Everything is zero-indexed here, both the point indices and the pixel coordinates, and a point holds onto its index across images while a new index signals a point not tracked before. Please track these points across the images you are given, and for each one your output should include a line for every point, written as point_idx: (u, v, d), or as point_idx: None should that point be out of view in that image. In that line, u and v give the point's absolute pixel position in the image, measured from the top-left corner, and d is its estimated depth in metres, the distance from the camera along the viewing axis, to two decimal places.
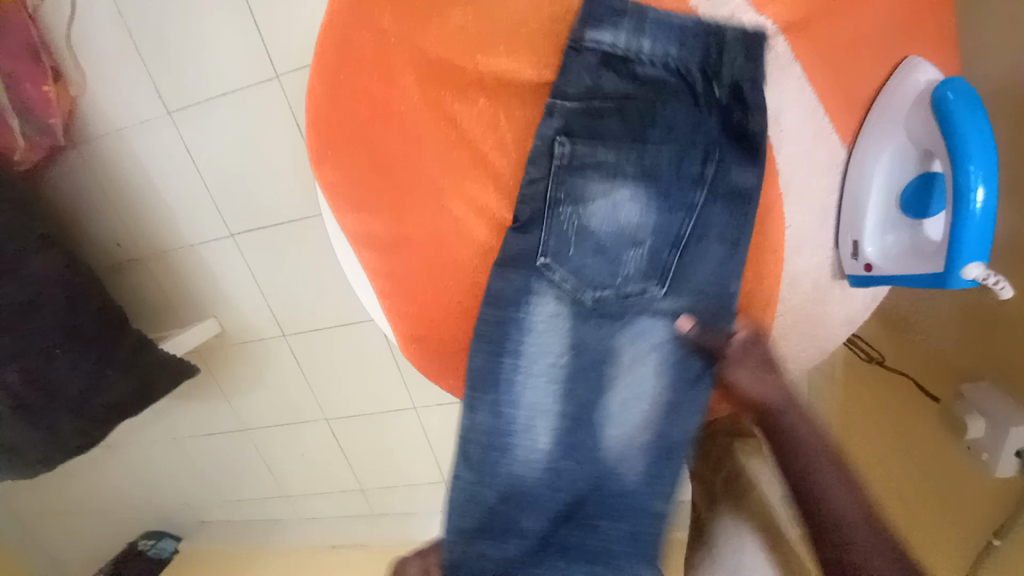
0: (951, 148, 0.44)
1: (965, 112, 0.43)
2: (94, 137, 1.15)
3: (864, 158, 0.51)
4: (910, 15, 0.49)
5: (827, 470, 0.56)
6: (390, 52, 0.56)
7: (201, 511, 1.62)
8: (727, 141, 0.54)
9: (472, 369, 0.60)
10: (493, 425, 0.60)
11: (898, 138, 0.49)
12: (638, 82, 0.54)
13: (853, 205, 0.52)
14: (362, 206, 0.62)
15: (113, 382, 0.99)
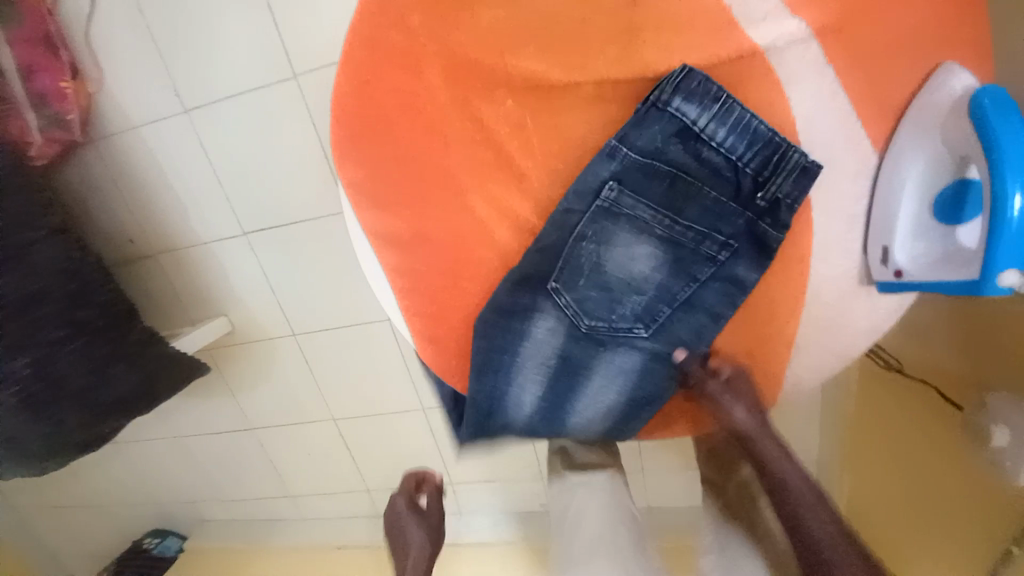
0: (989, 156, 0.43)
1: (1001, 120, 0.42)
2: (110, 133, 1.16)
3: (896, 168, 0.50)
4: (947, 19, 0.48)
5: (807, 492, 0.58)
6: (419, 51, 0.56)
7: (206, 509, 1.62)
8: (746, 239, 0.56)
9: (477, 352, 0.63)
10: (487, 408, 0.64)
11: (933, 145, 0.48)
12: (699, 162, 0.54)
13: (884, 212, 0.52)
14: (383, 205, 0.61)
15: (118, 375, 0.98)
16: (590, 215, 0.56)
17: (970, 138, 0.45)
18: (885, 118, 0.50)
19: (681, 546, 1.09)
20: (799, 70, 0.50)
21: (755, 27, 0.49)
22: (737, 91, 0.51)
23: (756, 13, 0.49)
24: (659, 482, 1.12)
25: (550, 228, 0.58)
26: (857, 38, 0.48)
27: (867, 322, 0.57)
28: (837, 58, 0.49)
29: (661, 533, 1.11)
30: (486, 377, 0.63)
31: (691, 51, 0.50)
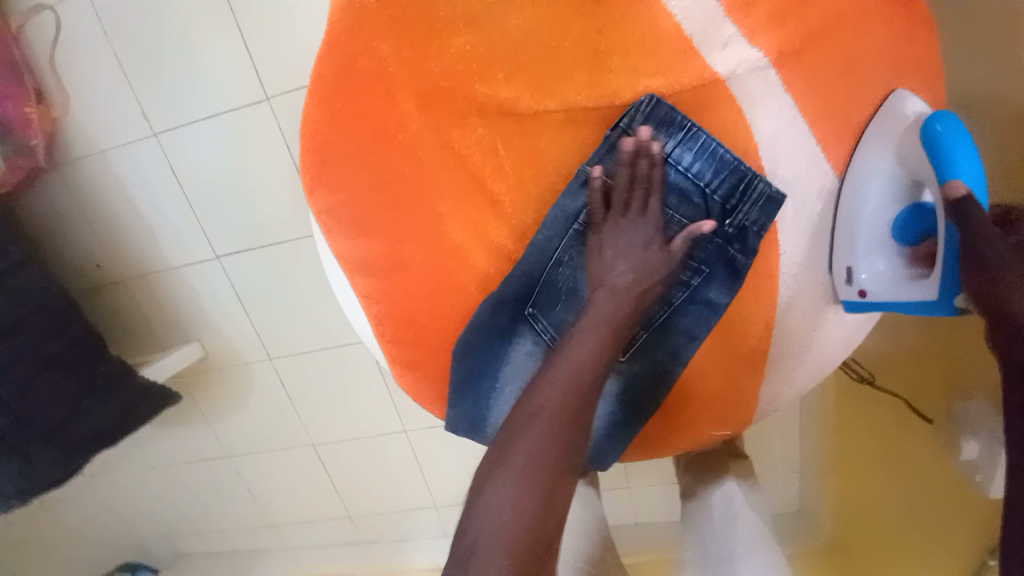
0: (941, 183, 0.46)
1: (954, 149, 0.45)
2: (77, 158, 1.12)
3: (860, 188, 0.52)
4: (887, 44, 0.51)
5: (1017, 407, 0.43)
6: (389, 80, 0.56)
7: (180, 542, 1.55)
8: (718, 264, 0.56)
9: (461, 348, 0.62)
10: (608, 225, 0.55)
11: (889, 164, 0.51)
12: (668, 187, 0.56)
13: (848, 231, 0.53)
14: (358, 234, 0.62)
15: (91, 411, 0.95)
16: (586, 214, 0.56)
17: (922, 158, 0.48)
18: (844, 140, 0.52)
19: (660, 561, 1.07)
20: (760, 95, 0.51)
21: (716, 54, 0.50)
22: (704, 115, 0.52)
23: (717, 42, 0.50)
24: (643, 497, 1.11)
25: (532, 244, 0.58)
26: (811, 67, 0.50)
27: (840, 335, 0.60)
28: (795, 83, 0.50)
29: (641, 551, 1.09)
30: (625, 189, 0.55)
31: (658, 76, 0.51)
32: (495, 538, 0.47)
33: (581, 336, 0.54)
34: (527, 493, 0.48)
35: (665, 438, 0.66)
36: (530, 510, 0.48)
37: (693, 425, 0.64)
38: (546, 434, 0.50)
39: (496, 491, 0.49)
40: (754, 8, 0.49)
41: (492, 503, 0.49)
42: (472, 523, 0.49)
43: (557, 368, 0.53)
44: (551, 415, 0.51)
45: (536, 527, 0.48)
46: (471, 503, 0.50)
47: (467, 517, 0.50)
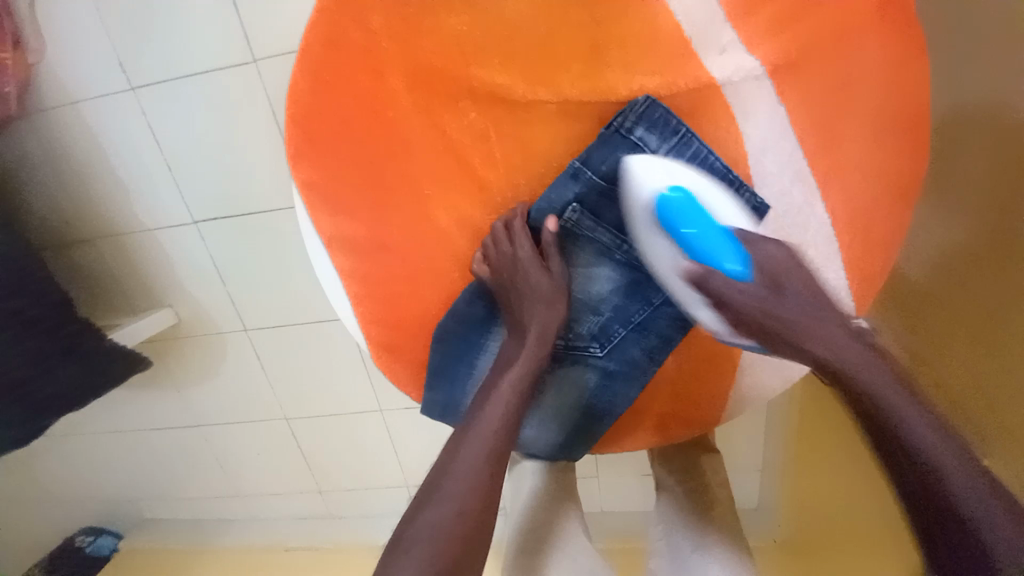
0: (709, 256, 0.51)
1: (699, 229, 0.51)
2: (49, 108, 1.07)
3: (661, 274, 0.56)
4: (898, 52, 0.49)
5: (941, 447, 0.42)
6: (380, 56, 0.53)
7: (144, 508, 1.54)
8: None
9: (440, 331, 0.62)
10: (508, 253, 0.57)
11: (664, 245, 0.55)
12: None
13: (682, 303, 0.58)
14: (342, 212, 0.58)
15: (61, 370, 0.93)
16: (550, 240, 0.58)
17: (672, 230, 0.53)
18: (836, 158, 0.52)
19: (631, 548, 1.09)
20: (755, 104, 0.51)
21: (713, 58, 0.50)
22: (697, 119, 0.53)
23: (715, 47, 0.50)
24: (612, 485, 1.14)
25: (493, 249, 0.58)
26: (806, 80, 0.50)
27: None
28: (788, 96, 0.50)
29: (611, 536, 1.13)
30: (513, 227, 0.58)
31: (655, 76, 0.51)
32: (438, 546, 0.49)
33: (505, 368, 0.58)
34: (468, 500, 0.51)
35: (638, 433, 0.67)
36: (470, 516, 0.50)
37: (665, 419, 0.66)
38: (487, 450, 0.53)
39: (442, 502, 0.51)
40: (755, 15, 0.49)
41: (436, 515, 0.50)
42: (415, 530, 0.50)
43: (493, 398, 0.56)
44: (494, 432, 0.54)
45: (477, 534, 0.50)
46: (420, 503, 0.52)
47: (411, 524, 0.51)
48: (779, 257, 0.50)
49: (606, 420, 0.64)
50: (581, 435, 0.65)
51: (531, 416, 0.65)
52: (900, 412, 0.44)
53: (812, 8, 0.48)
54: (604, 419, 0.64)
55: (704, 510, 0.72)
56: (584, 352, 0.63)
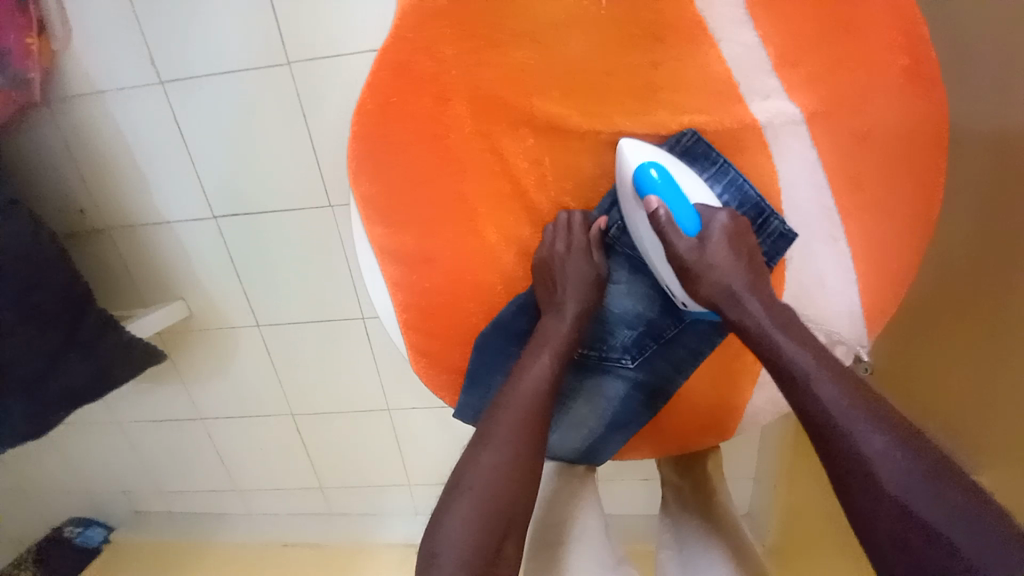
0: (678, 225, 0.56)
1: (669, 199, 0.56)
2: (72, 96, 1.07)
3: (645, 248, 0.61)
4: (924, 105, 0.54)
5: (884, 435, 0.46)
6: (447, 81, 0.57)
7: (137, 501, 1.52)
8: None
9: (482, 338, 0.65)
10: (551, 256, 0.61)
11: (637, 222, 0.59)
12: None
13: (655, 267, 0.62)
14: (393, 222, 0.61)
15: (70, 364, 0.92)
16: (596, 238, 0.62)
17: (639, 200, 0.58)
18: (859, 198, 0.57)
19: (647, 550, 1.18)
20: (790, 146, 0.56)
21: (757, 103, 0.55)
22: (736, 155, 0.58)
23: (760, 91, 0.55)
24: (616, 490, 1.18)
25: (549, 238, 0.61)
26: (838, 126, 0.55)
27: None
28: (821, 140, 0.55)
29: (629, 539, 1.19)
30: (564, 235, 0.61)
31: (701, 114, 0.56)
32: (483, 500, 0.52)
33: (530, 360, 0.60)
34: (510, 461, 0.54)
35: (658, 442, 0.71)
36: (499, 495, 0.53)
37: (682, 431, 0.70)
38: (515, 438, 0.56)
39: (479, 471, 0.54)
40: (799, 66, 0.53)
41: (474, 482, 0.54)
42: (462, 490, 0.53)
43: (516, 388, 0.58)
44: (521, 423, 0.56)
45: (516, 503, 0.54)
46: (453, 487, 0.55)
47: (454, 488, 0.54)
48: (727, 231, 0.56)
49: (630, 425, 0.69)
50: (606, 440, 0.69)
51: (560, 421, 0.69)
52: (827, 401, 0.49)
53: (850, 61, 0.53)
54: (629, 425, 0.69)
55: (710, 509, 0.76)
56: (614, 361, 0.68)
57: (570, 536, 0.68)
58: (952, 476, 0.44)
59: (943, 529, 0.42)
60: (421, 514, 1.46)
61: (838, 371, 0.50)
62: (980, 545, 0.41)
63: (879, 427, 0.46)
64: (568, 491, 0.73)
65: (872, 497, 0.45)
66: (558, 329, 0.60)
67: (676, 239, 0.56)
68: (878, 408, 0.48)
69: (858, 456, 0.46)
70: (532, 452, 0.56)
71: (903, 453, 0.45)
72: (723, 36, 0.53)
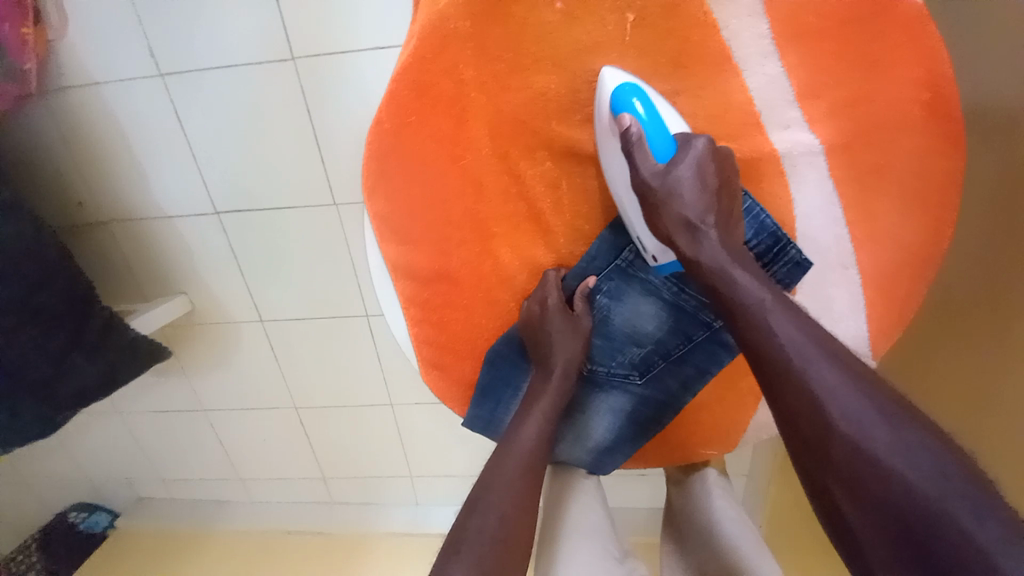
0: (649, 149, 0.54)
1: (646, 121, 0.54)
2: (70, 87, 1.04)
3: (614, 187, 0.59)
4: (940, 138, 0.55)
5: (891, 424, 0.42)
6: (467, 102, 0.57)
7: (140, 487, 1.54)
8: None
9: (494, 350, 0.68)
10: (541, 303, 0.63)
11: (608, 159, 0.58)
12: None
13: (624, 207, 0.60)
14: (409, 239, 0.61)
15: (79, 364, 0.92)
16: (581, 295, 0.65)
17: (610, 122, 0.56)
18: (869, 227, 0.58)
19: (651, 542, 1.21)
20: (806, 175, 0.58)
21: (777, 132, 0.57)
22: (753, 181, 0.59)
23: (780, 120, 0.56)
24: (616, 486, 1.22)
25: (529, 301, 0.65)
26: (852, 156, 0.56)
27: None
28: (836, 170, 0.57)
29: (635, 531, 1.21)
30: (553, 280, 0.64)
31: (722, 141, 0.58)
32: (487, 544, 0.54)
33: (529, 405, 0.64)
34: (516, 509, 0.57)
35: (662, 451, 0.73)
36: (502, 538, 0.55)
37: (687, 445, 0.72)
38: (517, 477, 0.59)
39: (487, 516, 0.56)
40: (820, 98, 0.55)
41: (479, 527, 0.55)
42: (463, 542, 0.55)
43: (513, 439, 0.62)
44: (524, 461, 0.60)
45: (519, 544, 0.56)
46: (461, 529, 0.56)
47: (460, 533, 0.56)
48: (701, 159, 0.54)
49: (637, 437, 0.71)
50: (616, 451, 0.71)
51: (568, 434, 0.71)
52: (828, 391, 0.44)
53: (870, 94, 0.54)
54: (637, 437, 0.71)
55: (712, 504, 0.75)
56: (621, 378, 0.69)
57: (574, 531, 0.68)
58: (919, 421, 0.43)
59: (968, 521, 0.38)
60: (422, 504, 1.49)
61: (832, 348, 0.46)
62: (997, 528, 0.37)
63: (836, 369, 0.45)
64: (571, 489, 0.73)
65: (887, 494, 0.41)
66: (547, 387, 0.64)
67: (645, 163, 0.54)
68: (834, 349, 0.47)
69: (864, 451, 0.42)
70: (533, 490, 0.59)
71: (915, 443, 0.41)
72: (747, 65, 0.54)
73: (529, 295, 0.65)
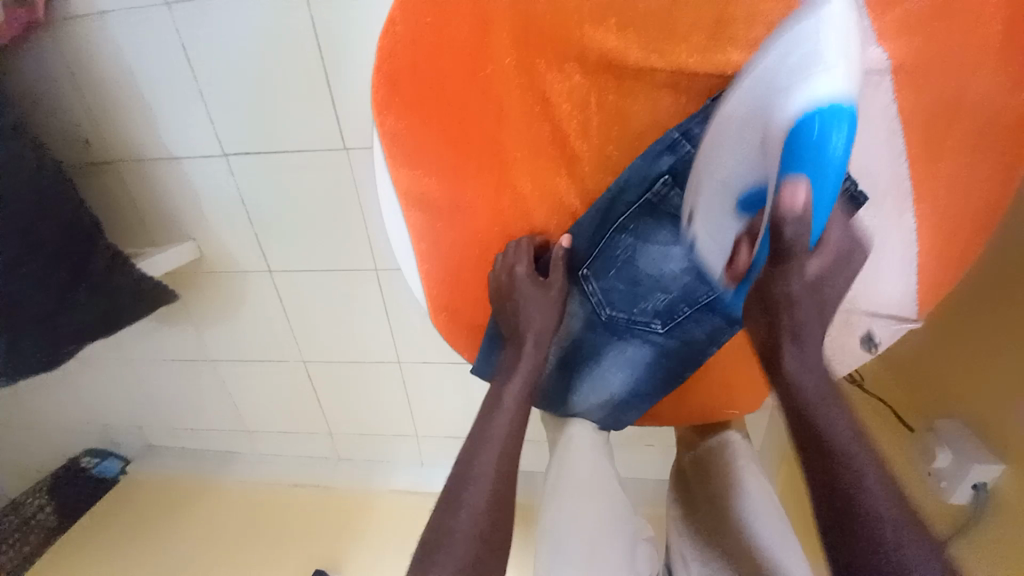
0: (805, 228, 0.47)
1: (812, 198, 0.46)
2: (74, 15, 0.99)
3: (710, 171, 0.54)
4: None
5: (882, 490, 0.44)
6: (490, 6, 0.54)
7: (149, 435, 1.56)
8: None
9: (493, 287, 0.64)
10: (507, 273, 0.63)
11: (736, 155, 0.51)
12: None
13: (702, 193, 0.55)
14: (421, 166, 0.59)
15: (82, 297, 0.90)
16: (555, 262, 0.63)
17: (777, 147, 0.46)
18: (929, 169, 0.53)
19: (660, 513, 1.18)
20: (870, 99, 0.52)
21: (846, 48, 0.49)
22: None
23: (848, 35, 0.49)
24: (626, 454, 1.19)
25: (498, 266, 0.64)
26: (928, 80, 0.51)
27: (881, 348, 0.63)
28: (904, 96, 0.51)
29: (644, 501, 1.19)
30: (518, 248, 0.63)
31: None
32: (473, 524, 0.53)
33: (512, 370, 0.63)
34: (499, 484, 0.56)
35: (677, 407, 0.72)
36: (485, 521, 0.53)
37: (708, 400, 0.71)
38: (500, 453, 0.58)
39: (474, 491, 0.55)
40: (894, 7, 0.49)
41: (465, 507, 0.54)
42: (454, 513, 0.54)
43: (500, 403, 0.61)
44: (507, 435, 0.59)
45: (497, 527, 0.54)
46: (446, 511, 0.54)
47: (451, 504, 0.55)
48: (832, 253, 0.53)
49: (655, 392, 0.69)
50: (631, 405, 0.70)
51: (580, 384, 0.70)
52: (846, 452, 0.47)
53: (947, 14, 0.48)
54: (655, 391, 0.69)
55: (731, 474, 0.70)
56: (642, 328, 0.66)
57: (565, 494, 0.63)
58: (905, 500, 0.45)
59: None
60: (427, 464, 1.48)
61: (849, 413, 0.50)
62: None
63: (850, 423, 0.48)
64: (574, 447, 0.69)
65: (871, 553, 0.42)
66: (527, 353, 0.63)
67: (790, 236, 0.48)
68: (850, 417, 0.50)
69: (866, 510, 0.43)
70: (512, 470, 0.58)
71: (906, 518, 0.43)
72: None
73: (501, 254, 0.64)
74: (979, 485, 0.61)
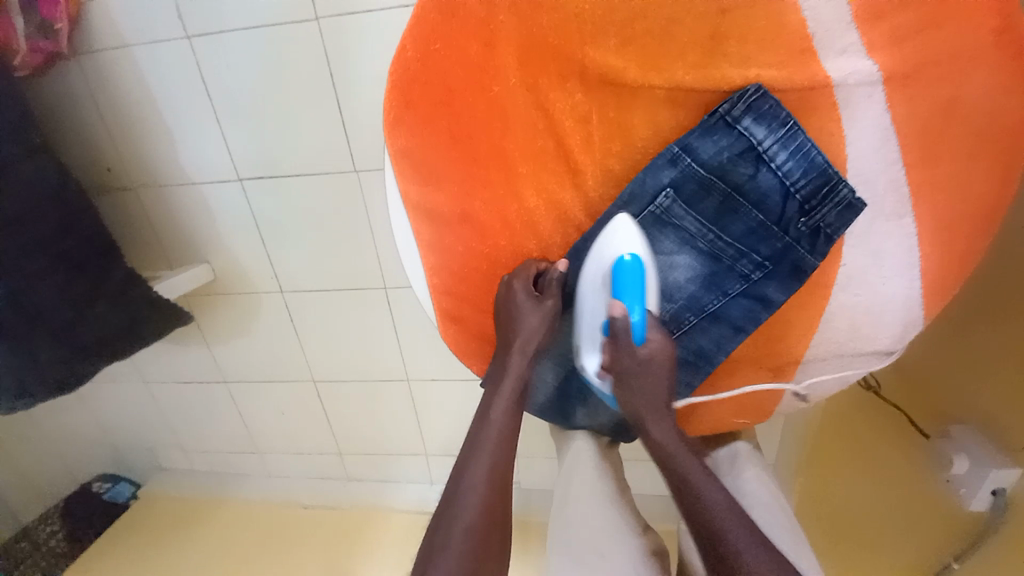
0: (629, 330, 0.60)
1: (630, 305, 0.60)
2: (100, 49, 1.05)
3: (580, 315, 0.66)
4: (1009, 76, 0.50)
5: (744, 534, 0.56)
6: (496, 28, 0.58)
7: (161, 457, 1.56)
8: (783, 269, 0.61)
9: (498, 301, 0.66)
10: (510, 294, 0.65)
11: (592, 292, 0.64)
12: (756, 179, 0.59)
13: (582, 329, 0.67)
14: (431, 180, 0.63)
15: (101, 314, 0.92)
16: (552, 282, 0.64)
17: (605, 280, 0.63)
18: (927, 173, 0.54)
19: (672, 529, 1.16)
20: (862, 109, 0.54)
21: (831, 59, 0.53)
22: (805, 116, 0.56)
23: (836, 47, 0.53)
24: (636, 469, 1.18)
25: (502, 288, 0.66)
26: (919, 89, 0.52)
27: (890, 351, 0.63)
28: (897, 106, 0.53)
29: (655, 516, 1.17)
30: (522, 273, 0.65)
31: (770, 69, 0.54)
32: (465, 528, 0.57)
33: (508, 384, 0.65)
34: (490, 490, 0.60)
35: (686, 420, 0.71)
36: (476, 528, 0.57)
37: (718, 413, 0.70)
38: (490, 467, 0.61)
39: (467, 496, 0.59)
40: (882, 20, 0.51)
41: (460, 510, 0.58)
42: (451, 516, 0.58)
43: (491, 415, 0.63)
44: (497, 444, 0.62)
45: (493, 532, 0.58)
46: (444, 511, 0.59)
47: (447, 507, 0.59)
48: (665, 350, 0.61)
49: None
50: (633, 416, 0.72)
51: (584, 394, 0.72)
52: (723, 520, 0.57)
53: (932, 24, 0.50)
54: None
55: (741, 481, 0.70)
56: None
57: (574, 499, 0.65)
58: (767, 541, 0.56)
59: None
60: (436, 483, 1.47)
61: (719, 481, 0.61)
62: None
63: (721, 491, 0.59)
64: (586, 453, 0.71)
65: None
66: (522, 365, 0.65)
67: (622, 338, 0.60)
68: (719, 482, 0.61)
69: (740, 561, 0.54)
70: (505, 479, 0.61)
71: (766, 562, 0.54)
72: None
73: (506, 279, 0.66)
74: (999, 490, 0.60)
